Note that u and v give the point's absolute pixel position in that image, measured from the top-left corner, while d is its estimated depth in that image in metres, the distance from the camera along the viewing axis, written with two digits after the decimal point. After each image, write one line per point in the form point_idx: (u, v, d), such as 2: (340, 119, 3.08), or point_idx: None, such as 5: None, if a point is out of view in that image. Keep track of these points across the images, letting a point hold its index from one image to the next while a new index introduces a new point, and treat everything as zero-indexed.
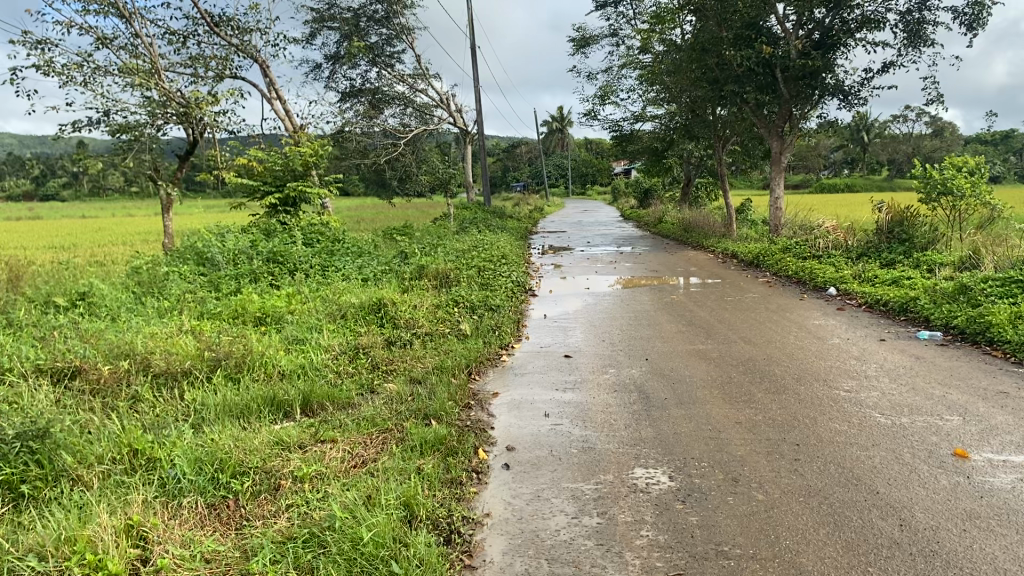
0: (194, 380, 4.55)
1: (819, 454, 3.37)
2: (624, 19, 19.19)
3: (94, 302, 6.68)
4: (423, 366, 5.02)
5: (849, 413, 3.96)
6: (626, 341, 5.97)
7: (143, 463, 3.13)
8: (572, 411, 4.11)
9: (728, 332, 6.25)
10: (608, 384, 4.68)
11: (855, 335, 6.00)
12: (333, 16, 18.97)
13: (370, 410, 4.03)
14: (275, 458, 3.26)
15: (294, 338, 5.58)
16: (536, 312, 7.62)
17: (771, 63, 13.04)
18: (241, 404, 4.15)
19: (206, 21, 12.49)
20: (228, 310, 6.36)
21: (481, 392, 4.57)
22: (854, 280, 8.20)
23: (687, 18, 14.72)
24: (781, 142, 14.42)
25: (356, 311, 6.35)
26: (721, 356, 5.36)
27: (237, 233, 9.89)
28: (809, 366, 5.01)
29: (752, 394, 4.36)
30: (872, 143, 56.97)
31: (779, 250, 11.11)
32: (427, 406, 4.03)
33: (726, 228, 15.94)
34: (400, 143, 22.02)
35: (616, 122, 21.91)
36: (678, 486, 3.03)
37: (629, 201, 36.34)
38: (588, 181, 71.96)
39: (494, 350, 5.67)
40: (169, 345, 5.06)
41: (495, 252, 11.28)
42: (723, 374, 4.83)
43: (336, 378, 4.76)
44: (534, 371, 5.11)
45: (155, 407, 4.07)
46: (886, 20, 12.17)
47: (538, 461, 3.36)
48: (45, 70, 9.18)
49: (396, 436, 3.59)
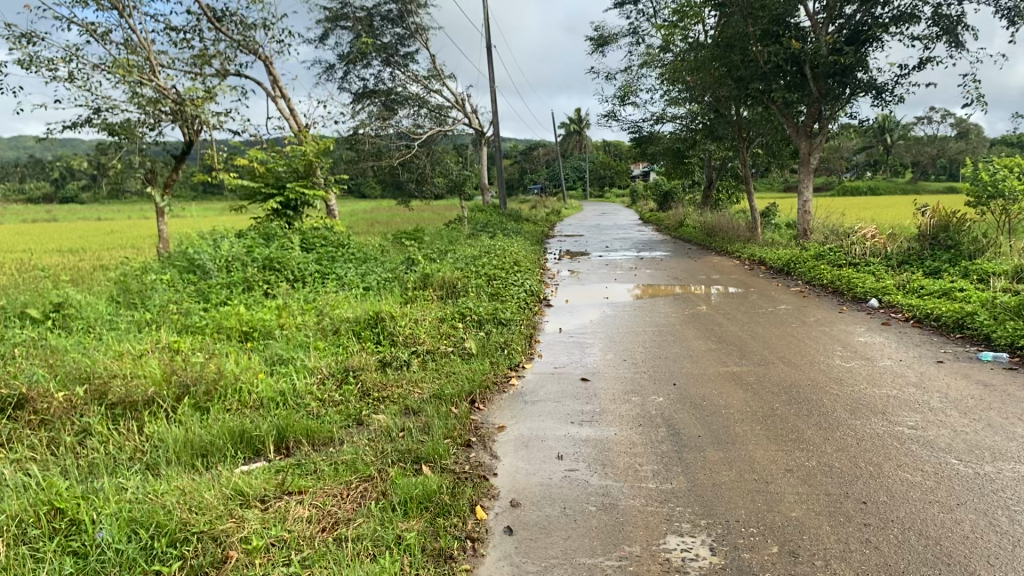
0: (157, 411, 3.96)
1: (893, 517, 2.74)
2: (644, 17, 18.54)
3: (68, 314, 6.11)
4: (420, 393, 4.42)
5: (921, 460, 3.31)
6: (650, 362, 5.34)
7: (62, 527, 2.56)
8: (590, 452, 3.49)
9: (764, 351, 5.61)
10: (630, 416, 4.06)
11: (909, 356, 5.32)
12: (345, 14, 18.44)
13: (348, 452, 3.43)
14: (226, 520, 2.66)
15: (278, 359, 4.98)
16: (551, 326, 7.01)
17: (801, 59, 12.38)
18: (203, 442, 3.56)
19: (207, 16, 11.97)
20: (212, 325, 5.79)
21: (485, 426, 3.95)
22: (898, 291, 7.53)
23: (710, 13, 14.03)
24: (809, 143, 13.71)
25: (351, 327, 5.77)
26: (759, 381, 4.72)
27: (232, 238, 9.35)
28: (861, 396, 4.36)
29: (801, 432, 3.72)
30: (895, 147, 55.77)
31: (811, 257, 10.42)
32: (418, 447, 3.43)
33: (750, 232, 15.22)
34: (414, 145, 21.44)
35: (636, 124, 21.25)
36: (722, 564, 2.43)
37: (649, 205, 35.64)
38: (607, 183, 71.19)
39: (503, 372, 5.05)
40: (136, 367, 4.48)
41: (507, 258, 10.66)
42: (764, 405, 4.20)
43: (319, 408, 4.16)
44: (546, 398, 4.48)
45: (103, 448, 3.51)
46: (922, 14, 11.46)
47: (547, 525, 2.74)
48: (28, 64, 8.66)
49: (377, 489, 2.99)
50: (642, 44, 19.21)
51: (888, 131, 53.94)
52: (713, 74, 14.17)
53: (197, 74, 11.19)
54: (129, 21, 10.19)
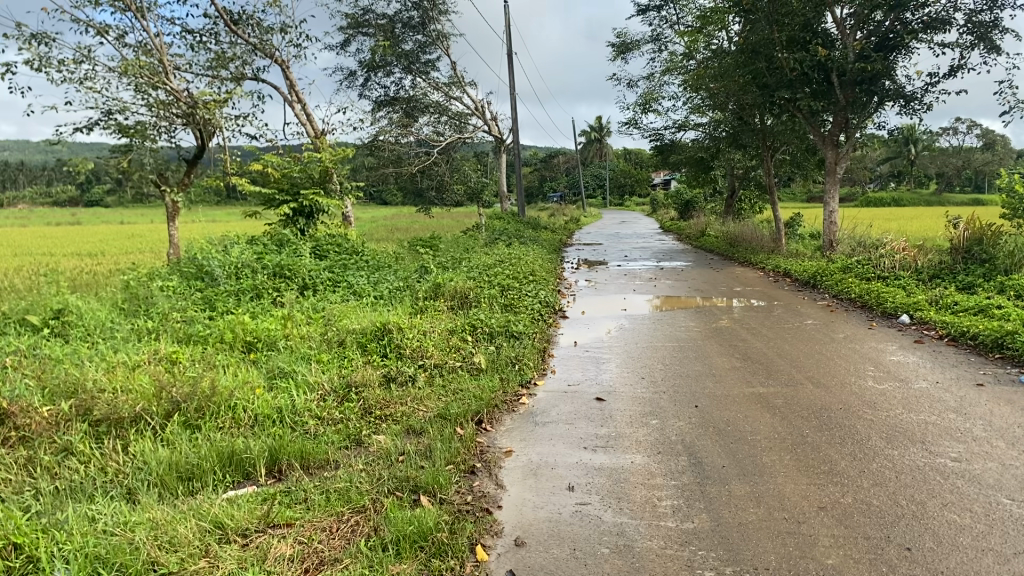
0: (144, 429, 3.73)
1: (941, 568, 2.44)
2: (667, 23, 18.27)
3: (68, 321, 5.90)
4: (424, 412, 4.17)
5: (969, 498, 3.00)
6: (670, 380, 5.06)
7: (15, 565, 2.30)
8: (602, 484, 3.22)
9: (791, 370, 5.31)
10: (648, 441, 3.78)
11: (946, 378, 4.99)
12: (366, 20, 18.31)
13: (342, 480, 3.16)
14: (199, 559, 2.42)
15: (279, 372, 4.75)
16: (566, 340, 6.74)
17: (827, 65, 12.05)
18: (189, 464, 3.34)
19: (224, 19, 11.82)
20: (215, 334, 5.57)
21: (491, 451, 3.68)
22: (930, 307, 7.21)
23: (734, 19, 13.75)
24: (835, 152, 13.35)
25: (356, 338, 5.52)
26: (787, 404, 4.42)
27: (243, 245, 9.16)
28: (897, 422, 4.05)
29: (834, 464, 3.43)
30: (919, 158, 55.08)
31: (838, 269, 10.07)
32: (417, 474, 3.17)
33: (774, 243, 14.89)
34: (433, 152, 21.26)
35: (657, 131, 20.96)
36: None
37: (670, 214, 35.23)
38: (627, 191, 70.75)
39: (513, 390, 4.77)
40: (127, 380, 4.26)
41: (523, 267, 10.42)
42: (793, 431, 3.91)
43: (317, 427, 3.92)
44: (558, 420, 4.20)
45: (83, 469, 3.30)
46: (954, 20, 11.10)
47: (555, 570, 2.47)
48: (37, 64, 8.51)
49: (369, 524, 2.74)
50: (664, 51, 18.93)
51: (912, 143, 53.27)
52: (737, 82, 13.87)
53: (213, 78, 11.03)
54: (144, 23, 10.03)
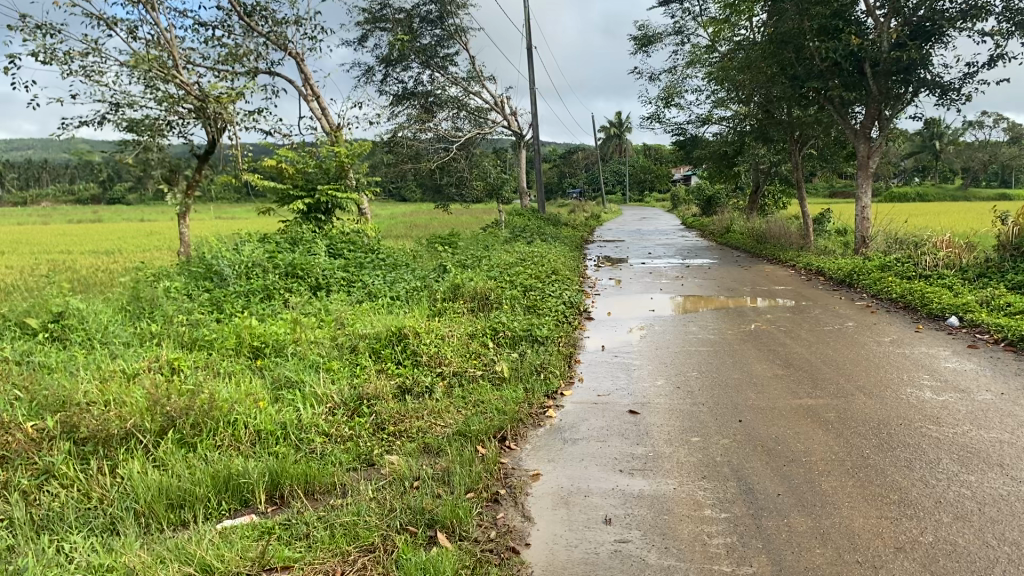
0: (135, 448, 3.38)
1: None
2: (690, 15, 17.81)
3: (69, 325, 5.58)
4: (441, 427, 3.82)
5: None
6: (708, 391, 4.68)
7: None
8: (643, 517, 2.83)
9: (839, 379, 4.90)
10: (690, 464, 3.40)
11: (1011, 389, 4.56)
12: (384, 15, 17.96)
13: (350, 511, 2.79)
14: None
15: (286, 381, 4.41)
16: (592, 343, 6.36)
17: (860, 55, 11.56)
18: (181, 490, 2.99)
19: (238, 11, 11.52)
20: (221, 339, 5.24)
21: (517, 474, 3.31)
22: (982, 308, 6.75)
23: (761, 9, 13.30)
24: (869, 145, 12.81)
25: (369, 344, 5.16)
26: (841, 419, 4.01)
27: (254, 243, 8.84)
28: (967, 441, 3.64)
29: (905, 492, 3.02)
30: (946, 153, 54.05)
31: (875, 267, 9.59)
32: (434, 506, 2.80)
33: (803, 240, 14.43)
34: (452, 147, 20.91)
35: (679, 125, 20.49)
36: None
37: (693, 210, 34.65)
38: (647, 187, 70.14)
39: (538, 402, 4.40)
40: (121, 391, 3.90)
41: (545, 266, 10.03)
42: (852, 451, 3.52)
43: (323, 447, 3.56)
44: (589, 436, 3.83)
45: (63, 497, 2.97)
46: (993, 7, 10.57)
47: None
48: (43, 56, 8.20)
49: (378, 569, 2.39)
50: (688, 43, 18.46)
51: (937, 137, 52.30)
52: (765, 73, 13.40)
53: (226, 72, 10.71)
54: (153, 16, 9.73)
